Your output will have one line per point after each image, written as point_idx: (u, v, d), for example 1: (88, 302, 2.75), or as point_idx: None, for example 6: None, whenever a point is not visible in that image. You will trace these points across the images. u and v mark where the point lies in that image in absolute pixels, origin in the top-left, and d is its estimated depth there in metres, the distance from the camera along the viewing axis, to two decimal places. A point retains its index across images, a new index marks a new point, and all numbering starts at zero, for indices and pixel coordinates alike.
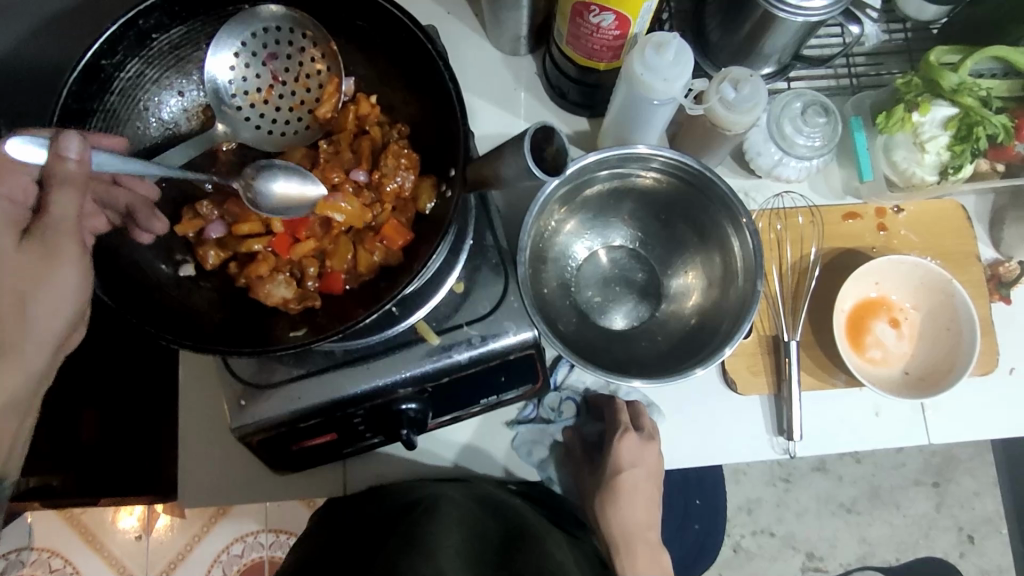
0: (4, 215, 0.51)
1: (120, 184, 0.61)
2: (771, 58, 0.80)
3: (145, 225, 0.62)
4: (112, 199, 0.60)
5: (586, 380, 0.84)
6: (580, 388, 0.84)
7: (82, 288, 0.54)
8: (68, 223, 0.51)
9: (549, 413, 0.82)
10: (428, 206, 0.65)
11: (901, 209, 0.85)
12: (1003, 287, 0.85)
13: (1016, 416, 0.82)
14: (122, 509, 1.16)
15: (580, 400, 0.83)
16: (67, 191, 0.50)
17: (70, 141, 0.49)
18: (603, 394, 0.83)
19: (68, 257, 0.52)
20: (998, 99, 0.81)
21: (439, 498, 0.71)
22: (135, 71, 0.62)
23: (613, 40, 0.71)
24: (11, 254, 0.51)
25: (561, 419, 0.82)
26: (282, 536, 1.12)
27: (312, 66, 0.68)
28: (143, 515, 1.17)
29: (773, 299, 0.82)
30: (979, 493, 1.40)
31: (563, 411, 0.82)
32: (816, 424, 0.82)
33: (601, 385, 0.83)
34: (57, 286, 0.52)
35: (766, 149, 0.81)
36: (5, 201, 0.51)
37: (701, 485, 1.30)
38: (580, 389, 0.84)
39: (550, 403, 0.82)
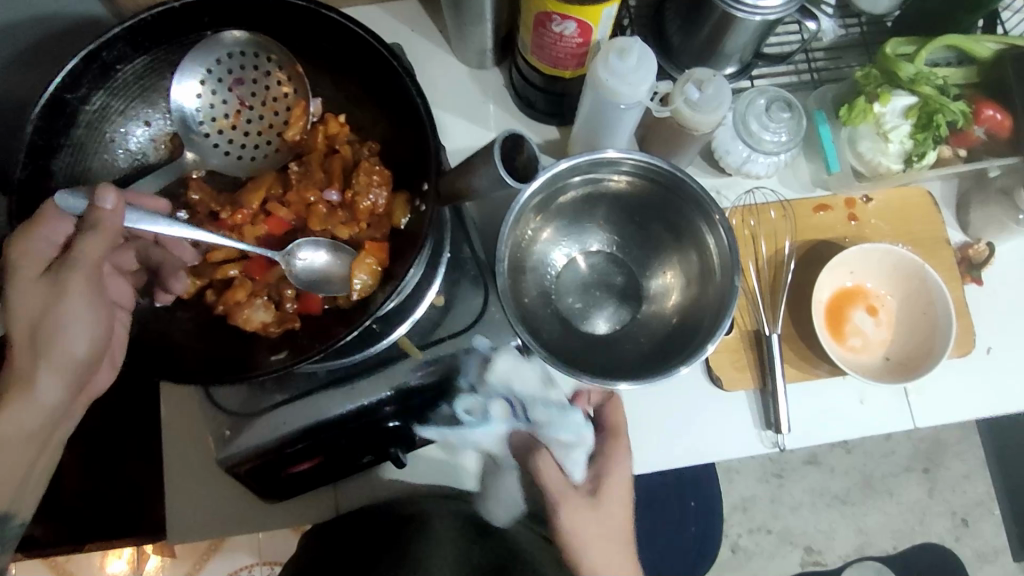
0: (31, 252, 0.54)
1: (161, 244, 0.65)
2: (733, 57, 0.82)
3: (166, 286, 0.63)
4: (150, 259, 0.65)
5: (510, 382, 0.72)
6: (508, 386, 0.72)
7: (94, 318, 0.57)
8: (88, 261, 0.54)
9: (469, 416, 0.73)
10: (402, 220, 0.65)
11: (870, 198, 0.87)
12: (974, 269, 0.87)
13: (998, 394, 0.83)
14: (110, 554, 1.13)
15: (515, 401, 0.73)
16: (94, 237, 0.54)
17: (108, 194, 0.54)
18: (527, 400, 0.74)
19: (77, 291, 0.55)
20: (954, 86, 0.83)
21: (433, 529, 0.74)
22: (99, 104, 0.62)
23: (577, 47, 0.72)
24: (30, 287, 0.54)
25: (490, 423, 0.73)
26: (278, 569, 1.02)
27: (278, 90, 0.68)
28: (132, 558, 1.13)
29: (752, 293, 0.83)
30: (968, 476, 1.42)
31: (490, 412, 0.73)
32: (802, 416, 0.82)
33: (537, 387, 0.74)
34: (68, 318, 0.55)
35: (733, 147, 0.82)
36: (40, 239, 0.54)
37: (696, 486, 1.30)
38: (503, 390, 0.72)
39: (466, 406, 0.72)
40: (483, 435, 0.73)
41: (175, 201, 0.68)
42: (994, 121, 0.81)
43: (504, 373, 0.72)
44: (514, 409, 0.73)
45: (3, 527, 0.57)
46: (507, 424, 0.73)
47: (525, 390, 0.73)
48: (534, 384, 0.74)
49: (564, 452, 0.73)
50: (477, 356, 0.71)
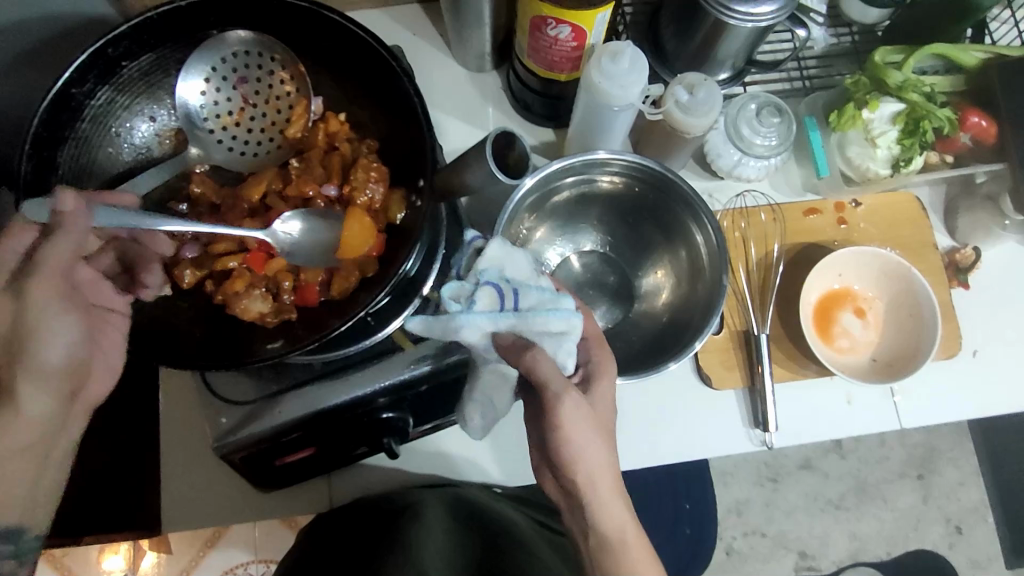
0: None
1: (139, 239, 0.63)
2: (726, 63, 0.84)
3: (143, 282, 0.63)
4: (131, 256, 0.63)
5: (502, 268, 0.63)
6: (501, 270, 0.63)
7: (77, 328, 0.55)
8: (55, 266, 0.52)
9: (454, 304, 0.60)
10: (399, 216, 0.66)
11: (859, 202, 0.89)
12: (961, 273, 0.88)
13: (986, 398, 0.85)
14: (107, 549, 1.13)
15: (504, 288, 0.61)
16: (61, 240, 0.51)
17: (66, 199, 0.52)
18: (518, 290, 0.61)
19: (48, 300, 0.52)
20: (942, 94, 0.85)
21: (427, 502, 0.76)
22: (105, 98, 0.64)
23: (571, 51, 0.74)
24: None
25: (474, 309, 0.59)
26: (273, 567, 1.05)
27: (280, 89, 0.70)
28: (130, 555, 1.13)
29: (741, 295, 0.85)
30: (962, 483, 1.43)
31: (478, 300, 0.59)
32: (791, 416, 0.84)
33: (527, 277, 0.64)
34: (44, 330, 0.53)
35: (725, 150, 0.84)
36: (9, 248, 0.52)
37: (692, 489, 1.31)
38: (498, 278, 0.62)
39: (451, 294, 0.61)
40: (465, 325, 0.58)
41: (179, 195, 0.70)
42: (980, 128, 0.83)
43: (496, 256, 0.63)
44: (503, 298, 0.60)
45: (16, 541, 0.53)
46: (491, 315, 0.58)
47: (515, 276, 0.63)
48: (525, 275, 0.64)
49: (553, 344, 0.59)
50: (470, 247, 0.73)
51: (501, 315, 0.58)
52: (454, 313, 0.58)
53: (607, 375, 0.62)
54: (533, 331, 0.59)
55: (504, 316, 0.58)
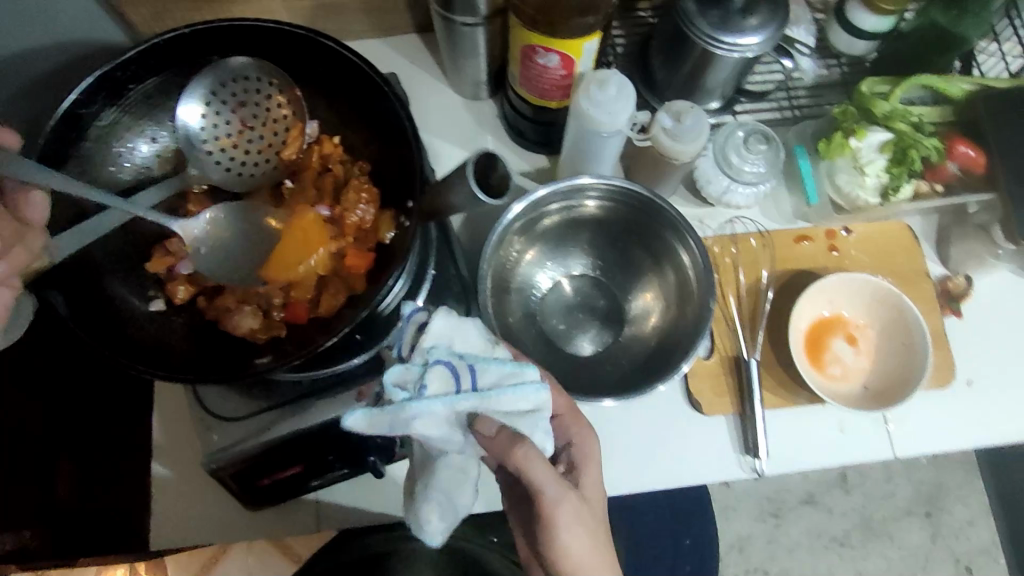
0: None
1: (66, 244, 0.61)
2: (714, 93, 0.86)
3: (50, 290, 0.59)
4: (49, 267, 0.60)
5: (451, 341, 0.58)
6: (450, 345, 0.58)
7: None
8: None
9: (402, 390, 0.54)
10: (387, 235, 0.68)
11: (850, 230, 0.89)
12: (954, 301, 0.88)
13: (983, 429, 0.84)
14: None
15: (458, 366, 0.56)
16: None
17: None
18: (475, 365, 0.57)
19: None
20: (930, 124, 0.86)
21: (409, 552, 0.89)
22: (109, 120, 0.67)
23: (561, 79, 0.76)
24: None
25: (427, 396, 0.54)
26: None
27: (278, 112, 0.72)
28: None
29: (730, 320, 0.85)
30: (972, 522, 1.40)
31: (429, 384, 0.54)
32: (782, 443, 0.83)
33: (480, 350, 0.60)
34: None
35: (715, 178, 0.85)
36: None
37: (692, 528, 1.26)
38: (446, 352, 0.57)
39: (396, 380, 0.55)
40: (420, 414, 0.53)
41: (177, 213, 0.72)
42: (968, 157, 0.84)
43: (443, 330, 0.58)
44: (457, 377, 0.55)
45: None
46: (448, 400, 0.54)
47: (466, 350, 0.59)
48: (477, 347, 0.60)
49: (528, 424, 0.57)
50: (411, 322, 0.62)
51: (458, 397, 0.54)
52: (404, 401, 0.53)
53: (591, 461, 0.66)
54: (500, 414, 0.55)
55: (463, 398, 0.54)
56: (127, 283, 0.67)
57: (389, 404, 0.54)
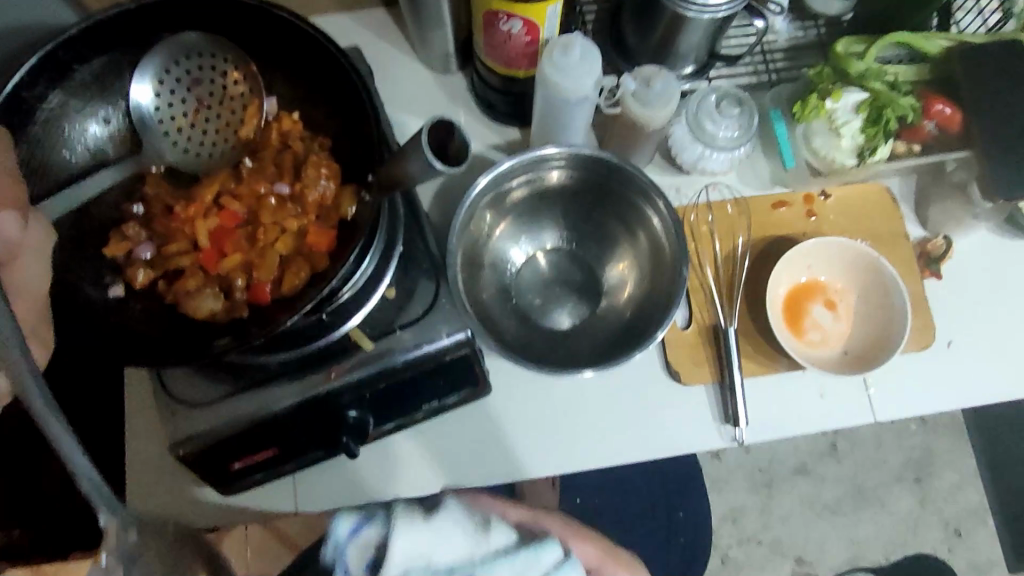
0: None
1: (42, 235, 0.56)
2: (688, 57, 0.84)
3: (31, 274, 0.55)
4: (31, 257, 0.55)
5: (427, 559, 0.58)
6: (427, 562, 0.58)
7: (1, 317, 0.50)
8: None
9: None
10: (350, 211, 0.66)
11: (827, 194, 0.88)
12: (933, 263, 0.86)
13: (964, 389, 0.83)
14: None
15: None
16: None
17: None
18: None
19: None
20: (905, 83, 0.84)
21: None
22: (58, 101, 0.65)
23: (526, 46, 0.74)
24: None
25: None
26: None
27: (234, 89, 0.70)
28: None
29: (707, 288, 0.84)
30: (961, 486, 1.41)
31: None
32: (764, 411, 0.82)
33: (467, 551, 0.59)
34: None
35: (688, 145, 0.83)
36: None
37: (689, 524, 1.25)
38: None
39: None
40: None
41: (133, 196, 0.69)
42: (944, 115, 0.82)
43: (411, 551, 0.57)
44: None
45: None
46: None
47: (443, 560, 0.58)
48: (459, 548, 0.59)
49: None
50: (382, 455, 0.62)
51: None
52: None
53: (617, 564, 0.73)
54: None
55: None
56: (84, 269, 0.66)
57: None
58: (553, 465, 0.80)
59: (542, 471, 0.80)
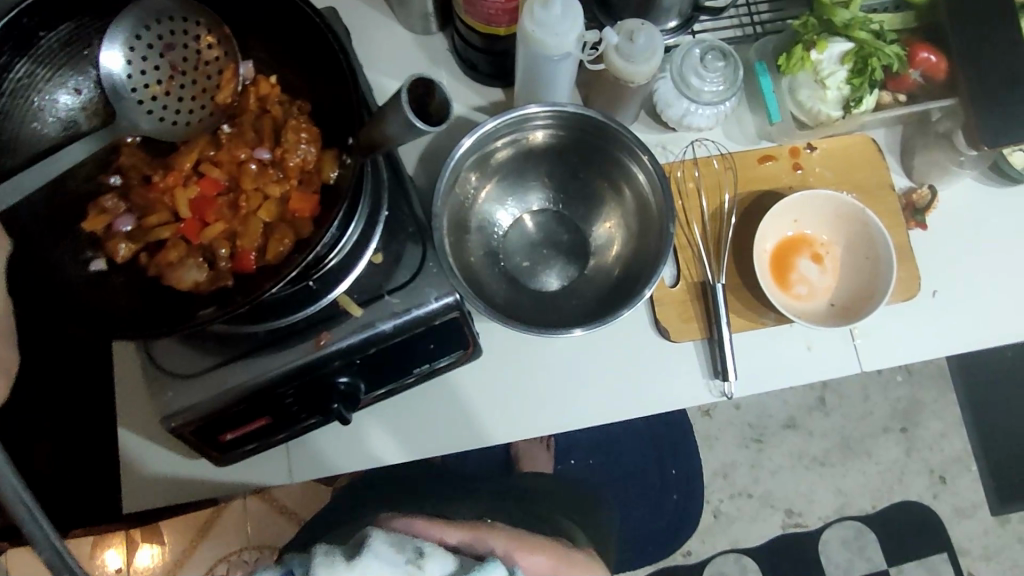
0: None
1: None
2: (672, 11, 0.83)
3: None
4: None
5: None
6: None
7: None
8: None
9: None
10: (332, 175, 0.65)
11: (813, 147, 0.87)
12: (918, 214, 0.87)
13: (947, 337, 0.84)
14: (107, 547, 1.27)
15: None
16: None
17: None
18: None
19: None
20: (891, 31, 0.84)
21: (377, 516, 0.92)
22: (25, 71, 0.63)
23: (505, 2, 0.73)
24: None
25: None
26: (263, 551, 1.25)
27: (208, 53, 0.68)
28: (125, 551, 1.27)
29: (695, 246, 0.84)
30: (945, 434, 1.44)
31: None
32: (752, 365, 0.83)
33: None
34: None
35: (674, 100, 0.82)
36: None
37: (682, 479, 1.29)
38: None
39: None
40: None
41: (108, 167, 0.68)
42: (930, 63, 0.82)
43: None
44: None
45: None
46: None
47: None
48: None
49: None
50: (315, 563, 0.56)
51: None
52: None
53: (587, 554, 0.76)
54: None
55: None
56: (61, 245, 0.64)
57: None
58: (545, 424, 0.81)
59: (534, 430, 0.81)
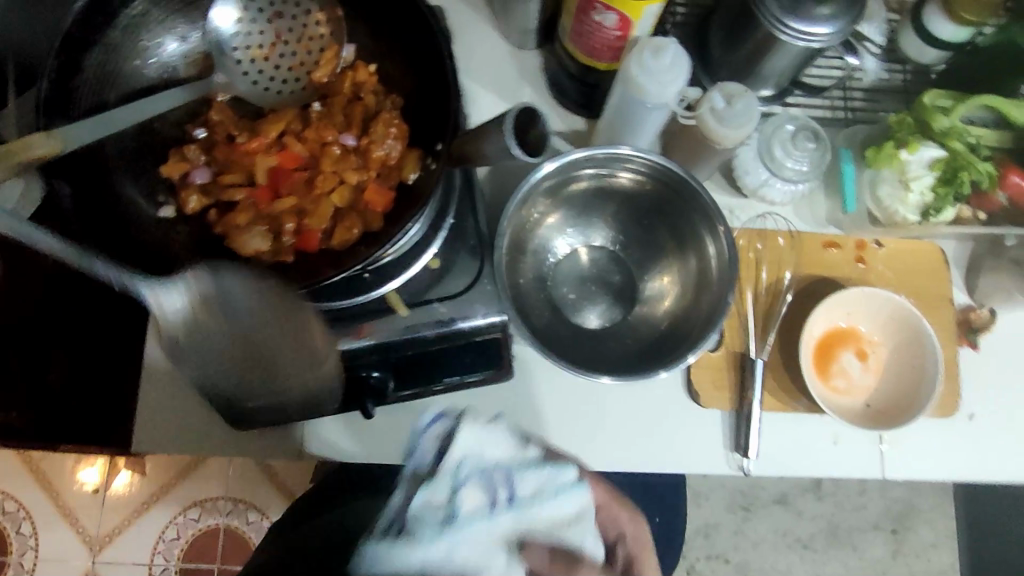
0: None
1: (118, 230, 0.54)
2: (770, 80, 0.82)
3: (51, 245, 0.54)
4: None
5: (484, 451, 0.66)
6: (479, 457, 0.66)
7: None
8: None
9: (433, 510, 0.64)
10: (411, 176, 0.65)
11: (880, 244, 0.86)
12: (971, 333, 0.85)
13: (971, 461, 0.83)
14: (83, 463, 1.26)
15: (490, 476, 0.65)
16: None
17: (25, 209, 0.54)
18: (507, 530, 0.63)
19: None
20: (986, 147, 0.81)
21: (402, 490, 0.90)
22: (139, 10, 0.64)
23: (614, 40, 0.72)
24: None
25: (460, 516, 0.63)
26: (239, 507, 1.25)
27: (315, 30, 0.69)
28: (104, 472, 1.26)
29: (744, 316, 0.83)
30: (935, 545, 1.42)
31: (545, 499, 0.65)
32: (774, 446, 0.82)
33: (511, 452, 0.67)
34: None
35: (754, 169, 0.81)
36: None
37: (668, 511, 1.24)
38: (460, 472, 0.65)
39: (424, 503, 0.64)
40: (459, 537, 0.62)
41: (196, 119, 0.68)
42: (1019, 188, 0.80)
43: (472, 443, 0.66)
44: (495, 491, 0.65)
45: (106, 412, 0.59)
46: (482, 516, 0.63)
47: (494, 456, 0.66)
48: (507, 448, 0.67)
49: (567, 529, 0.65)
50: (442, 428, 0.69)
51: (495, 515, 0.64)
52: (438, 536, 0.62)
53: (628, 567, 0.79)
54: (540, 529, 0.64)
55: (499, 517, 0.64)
56: (138, 182, 0.65)
57: (417, 531, 0.62)
58: None
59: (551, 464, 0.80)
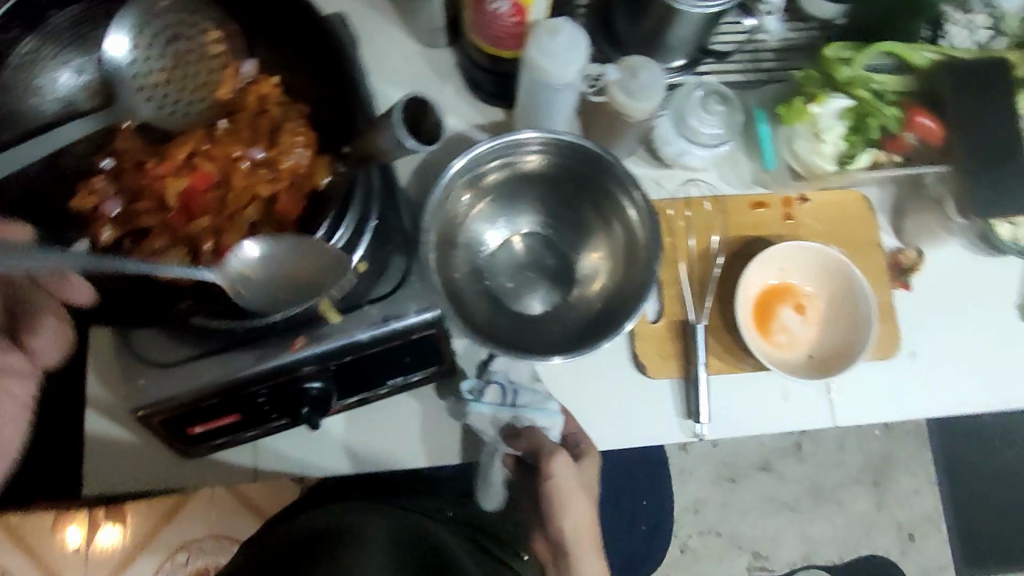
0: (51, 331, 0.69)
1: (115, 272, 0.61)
2: (677, 50, 0.83)
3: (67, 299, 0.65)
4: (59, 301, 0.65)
5: (508, 370, 0.81)
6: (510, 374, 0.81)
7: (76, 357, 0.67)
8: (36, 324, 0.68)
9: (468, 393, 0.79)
10: (323, 181, 0.65)
11: (806, 198, 0.88)
12: (903, 274, 0.87)
13: (918, 397, 0.85)
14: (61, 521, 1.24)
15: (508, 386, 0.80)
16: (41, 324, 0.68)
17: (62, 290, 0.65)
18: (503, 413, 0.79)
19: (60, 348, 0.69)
20: (891, 93, 0.84)
21: (368, 532, 0.80)
22: (30, 47, 0.64)
23: (513, 27, 0.74)
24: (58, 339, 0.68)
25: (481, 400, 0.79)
26: (224, 543, 1.24)
27: (213, 49, 0.69)
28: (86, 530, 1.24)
29: (679, 284, 0.84)
30: (917, 491, 1.44)
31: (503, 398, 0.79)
32: (726, 408, 0.83)
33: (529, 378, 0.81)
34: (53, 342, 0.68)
35: (672, 139, 0.83)
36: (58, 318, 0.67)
37: (647, 485, 1.29)
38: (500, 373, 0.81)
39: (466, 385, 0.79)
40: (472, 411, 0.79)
41: (104, 149, 0.67)
42: (927, 129, 0.82)
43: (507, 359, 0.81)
44: (505, 395, 0.80)
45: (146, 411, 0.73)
46: (493, 407, 0.79)
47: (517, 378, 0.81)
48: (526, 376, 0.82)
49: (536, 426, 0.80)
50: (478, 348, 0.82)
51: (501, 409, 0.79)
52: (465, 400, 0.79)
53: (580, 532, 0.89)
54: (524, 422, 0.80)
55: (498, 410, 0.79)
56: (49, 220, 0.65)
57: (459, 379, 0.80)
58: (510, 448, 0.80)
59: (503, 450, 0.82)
